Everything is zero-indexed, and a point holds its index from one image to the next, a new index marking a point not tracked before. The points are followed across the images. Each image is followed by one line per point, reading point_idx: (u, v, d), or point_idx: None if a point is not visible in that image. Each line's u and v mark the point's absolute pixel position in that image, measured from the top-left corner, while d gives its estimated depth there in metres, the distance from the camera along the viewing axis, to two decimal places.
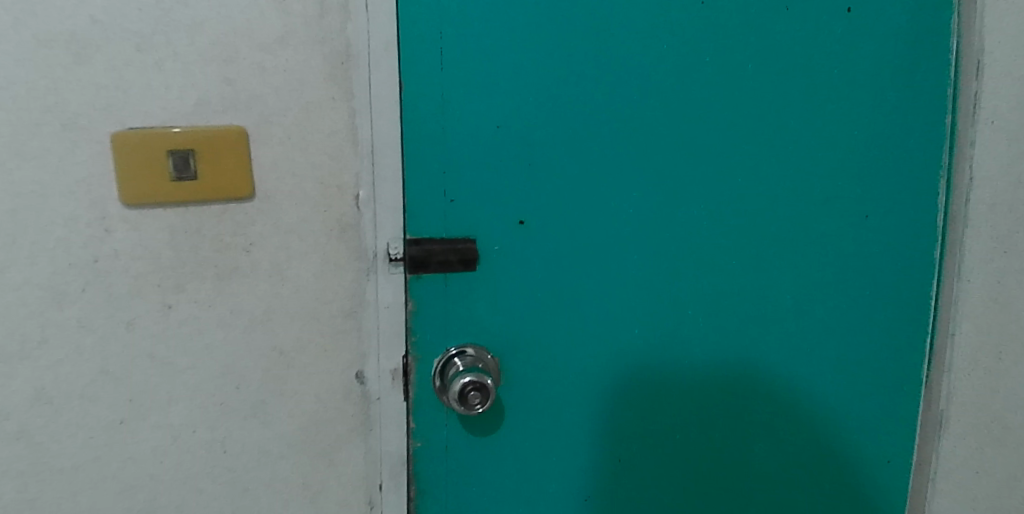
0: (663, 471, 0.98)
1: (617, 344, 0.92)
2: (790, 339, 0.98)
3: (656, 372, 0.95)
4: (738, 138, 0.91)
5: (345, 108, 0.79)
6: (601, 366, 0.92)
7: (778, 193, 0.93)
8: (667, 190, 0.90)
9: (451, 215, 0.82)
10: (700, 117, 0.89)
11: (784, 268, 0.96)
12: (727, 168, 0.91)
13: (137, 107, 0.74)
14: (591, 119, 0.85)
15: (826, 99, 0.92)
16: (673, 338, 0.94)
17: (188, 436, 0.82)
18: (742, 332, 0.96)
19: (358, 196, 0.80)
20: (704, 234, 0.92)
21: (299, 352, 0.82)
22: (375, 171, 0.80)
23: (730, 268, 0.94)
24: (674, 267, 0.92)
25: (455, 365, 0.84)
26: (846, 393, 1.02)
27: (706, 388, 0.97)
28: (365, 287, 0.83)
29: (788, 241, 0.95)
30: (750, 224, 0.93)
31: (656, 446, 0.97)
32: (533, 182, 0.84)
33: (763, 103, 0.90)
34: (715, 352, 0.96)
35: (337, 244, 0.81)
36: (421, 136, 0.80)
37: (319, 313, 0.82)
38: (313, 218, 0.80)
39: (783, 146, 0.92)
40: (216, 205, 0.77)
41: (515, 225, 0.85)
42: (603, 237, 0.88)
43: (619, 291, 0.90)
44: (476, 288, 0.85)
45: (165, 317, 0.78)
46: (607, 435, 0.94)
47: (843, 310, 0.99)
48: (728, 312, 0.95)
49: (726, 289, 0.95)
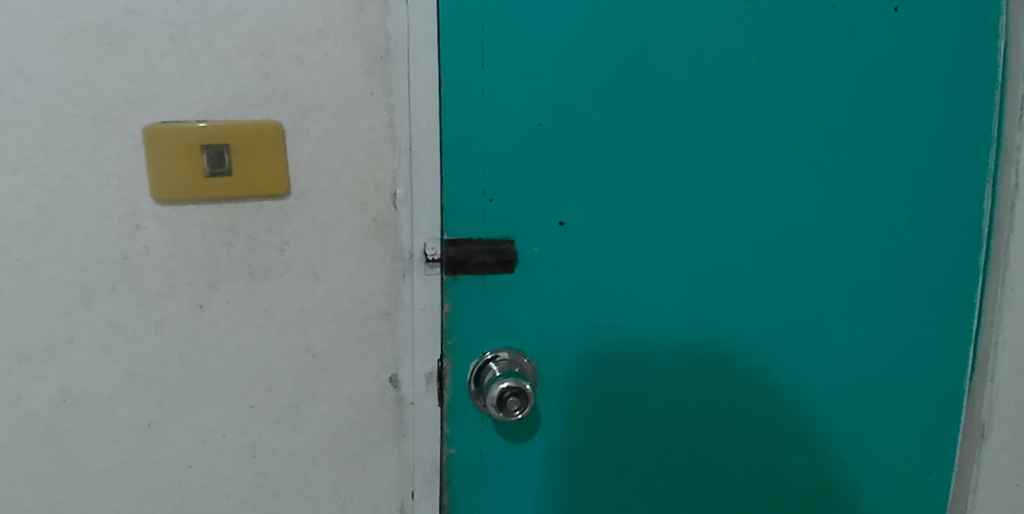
0: (700, 481, 0.95)
1: (654, 350, 0.89)
2: (834, 348, 0.95)
3: (697, 380, 0.91)
4: (785, 139, 0.87)
5: (383, 103, 0.76)
6: (641, 373, 0.89)
7: (824, 197, 0.90)
8: (710, 194, 0.87)
9: (490, 215, 0.80)
10: (745, 119, 0.86)
11: (829, 275, 0.93)
12: (772, 170, 0.88)
13: (170, 100, 0.71)
14: (632, 118, 0.82)
15: (874, 100, 0.89)
16: (714, 346, 0.91)
17: (217, 439, 0.79)
18: (784, 339, 0.93)
19: (396, 194, 0.78)
20: (746, 238, 0.89)
21: (333, 355, 0.80)
22: (414, 169, 0.77)
23: (773, 274, 0.91)
24: (717, 272, 0.89)
25: (492, 370, 0.81)
26: (889, 404, 0.99)
27: (744, 394, 0.94)
28: (401, 288, 0.80)
29: (835, 247, 0.92)
30: (795, 228, 0.90)
31: (694, 456, 0.94)
32: (573, 181, 0.82)
33: (809, 105, 0.87)
34: (756, 360, 0.93)
35: (373, 244, 0.78)
36: (462, 133, 0.77)
37: (354, 314, 0.79)
38: (349, 217, 0.77)
39: (830, 148, 0.89)
40: (250, 202, 0.75)
41: (555, 226, 0.82)
42: (643, 238, 0.85)
43: (658, 297, 0.87)
44: (514, 291, 0.82)
45: (196, 317, 0.76)
46: (643, 442, 0.91)
47: (888, 318, 0.96)
48: (769, 317, 0.92)
49: (769, 296, 0.91)
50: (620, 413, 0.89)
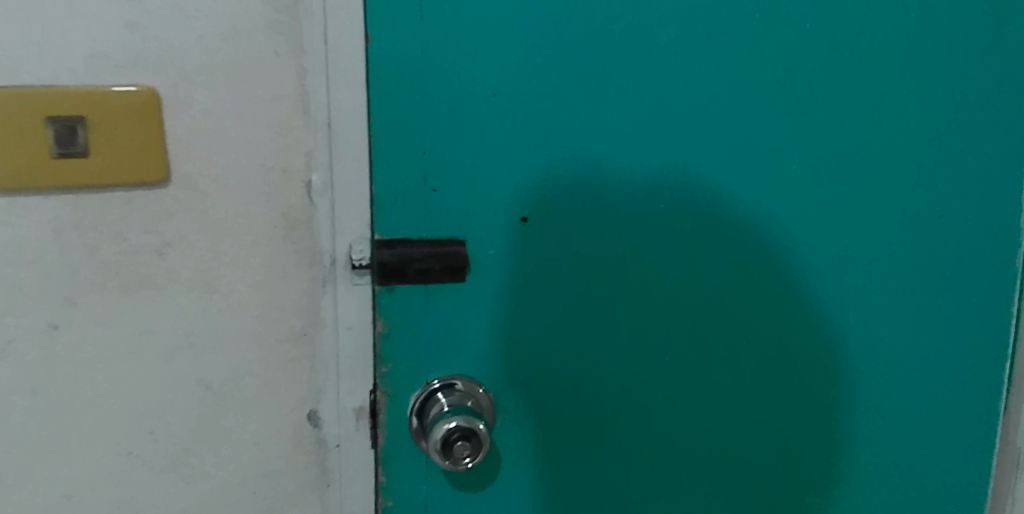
0: (721, 478, 0.74)
1: (667, 291, 0.69)
2: (889, 389, 0.75)
3: (705, 417, 0.72)
4: (823, 123, 0.68)
5: (293, 66, 0.59)
6: (630, 405, 0.70)
7: (875, 198, 0.70)
8: (726, 189, 0.67)
9: (434, 209, 0.63)
10: (771, 95, 0.66)
11: (878, 297, 0.72)
12: (806, 162, 0.68)
13: (6, 57, 0.54)
14: (616, 93, 0.64)
15: (935, 72, 0.68)
16: (730, 375, 0.72)
17: (86, 496, 0.62)
18: (818, 376, 0.73)
19: (311, 182, 0.61)
20: (771, 247, 0.69)
21: (233, 388, 0.62)
22: (334, 152, 0.60)
23: (806, 295, 0.71)
24: (733, 285, 0.70)
25: (439, 403, 0.64)
26: (954, 462, 0.78)
27: (784, 349, 0.72)
28: (320, 301, 0.63)
29: (887, 261, 0.72)
30: (835, 238, 0.70)
31: (725, 419, 0.72)
32: (535, 166, 0.64)
33: (857, 81, 0.67)
34: (783, 396, 0.73)
35: (283, 246, 0.61)
36: (395, 105, 0.60)
37: (259, 337, 0.62)
38: (251, 212, 0.60)
39: (885, 135, 0.69)
40: (118, 193, 0.58)
41: (516, 223, 0.65)
42: (631, 239, 0.67)
43: (665, 272, 0.68)
44: (465, 304, 0.65)
45: (52, 341, 0.59)
46: (652, 427, 0.71)
47: (953, 351, 0.75)
48: (778, 327, 0.71)
49: (801, 320, 0.72)
50: (601, 460, 0.71)
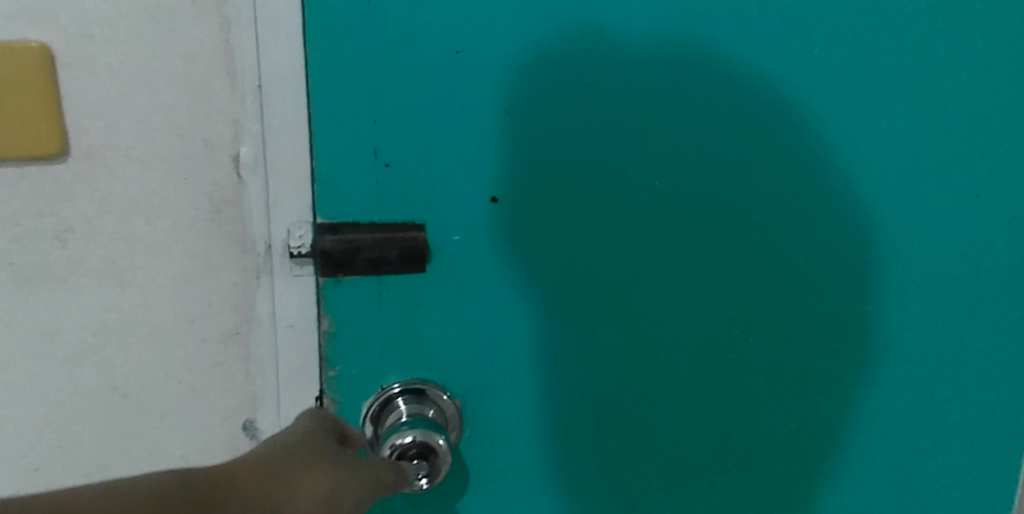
0: (728, 430, 0.62)
1: (667, 208, 0.56)
2: (931, 407, 0.64)
3: (709, 417, 0.61)
4: (861, 91, 0.56)
5: (214, 18, 0.50)
6: (619, 360, 0.59)
7: (920, 182, 0.58)
8: (739, 169, 0.56)
9: (388, 188, 0.53)
10: (796, 55, 0.55)
11: (922, 301, 0.61)
12: (838, 138, 0.56)
13: None
14: (603, 35, 0.53)
15: (998, 18, 0.56)
16: (744, 307, 0.59)
17: None
18: (844, 388, 0.62)
19: (240, 156, 0.52)
20: (792, 237, 0.58)
21: (153, 396, 0.54)
22: (265, 120, 0.51)
23: (833, 295, 0.60)
24: (743, 278, 0.58)
25: (397, 411, 0.55)
26: (1007, 488, 0.66)
27: (812, 281, 0.59)
28: (254, 295, 0.54)
29: (932, 258, 0.60)
30: (870, 230, 0.59)
31: (734, 362, 0.60)
32: (506, 134, 0.54)
33: (902, 39, 0.55)
34: (801, 409, 0.62)
35: (208, 231, 0.52)
36: (338, 64, 0.51)
37: (182, 337, 0.53)
38: (167, 192, 0.51)
39: (935, 104, 0.57)
40: (6, 169, 0.49)
41: (485, 203, 0.55)
42: (619, 167, 0.55)
43: (665, 183, 0.56)
44: (425, 298, 0.56)
45: None
46: (645, 367, 0.60)
47: (1012, 357, 0.63)
48: (800, 285, 0.59)
49: (825, 322, 0.60)
50: (586, 478, 0.62)
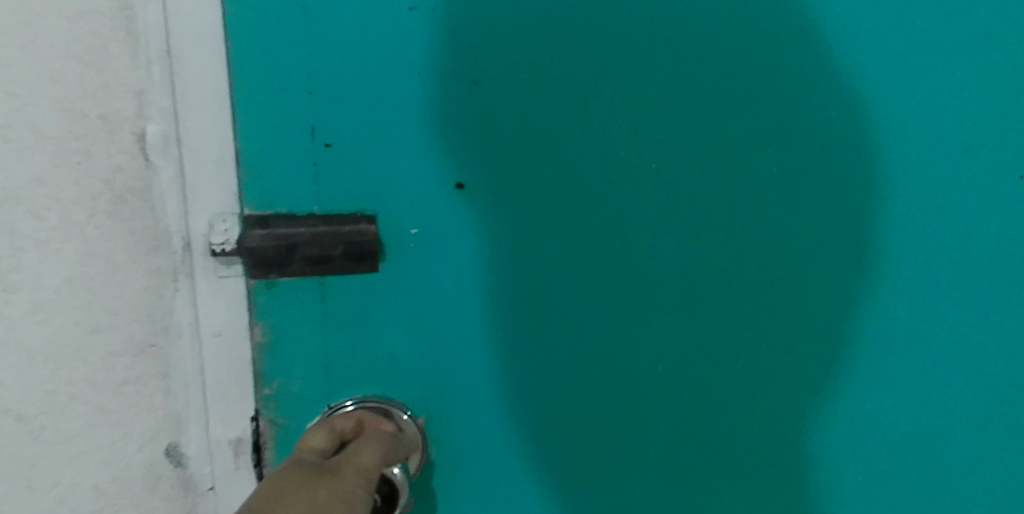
0: (744, 447, 0.50)
1: (664, 179, 0.47)
2: (1009, 439, 0.51)
3: (720, 431, 0.50)
4: (902, 48, 0.45)
5: None
6: (607, 363, 0.49)
7: (982, 159, 0.47)
8: (747, 140, 0.46)
9: (329, 173, 0.44)
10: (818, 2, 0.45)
11: (988, 304, 0.49)
12: (874, 105, 0.46)
13: None
14: None
15: None
16: (759, 297, 0.48)
17: None
18: (892, 412, 0.50)
19: (146, 135, 0.43)
20: (815, 222, 0.47)
21: (51, 419, 0.45)
22: (175, 91, 0.42)
23: (870, 295, 0.49)
24: (754, 268, 0.48)
25: None
26: None
27: (843, 267, 0.48)
28: (173, 301, 0.45)
29: (999, 252, 0.48)
30: (919, 214, 0.47)
31: (750, 362, 0.49)
32: (467, 106, 0.44)
33: None
34: (838, 436, 0.50)
35: (110, 225, 0.44)
36: (265, 26, 0.42)
37: (83, 350, 0.45)
38: (57, 178, 0.43)
39: (996, 61, 0.46)
40: None
41: (448, 188, 0.45)
42: (604, 134, 0.46)
43: (659, 149, 0.46)
44: (379, 302, 0.46)
45: None
46: (638, 370, 0.49)
47: None
48: (828, 274, 0.48)
49: (862, 328, 0.49)
50: None
